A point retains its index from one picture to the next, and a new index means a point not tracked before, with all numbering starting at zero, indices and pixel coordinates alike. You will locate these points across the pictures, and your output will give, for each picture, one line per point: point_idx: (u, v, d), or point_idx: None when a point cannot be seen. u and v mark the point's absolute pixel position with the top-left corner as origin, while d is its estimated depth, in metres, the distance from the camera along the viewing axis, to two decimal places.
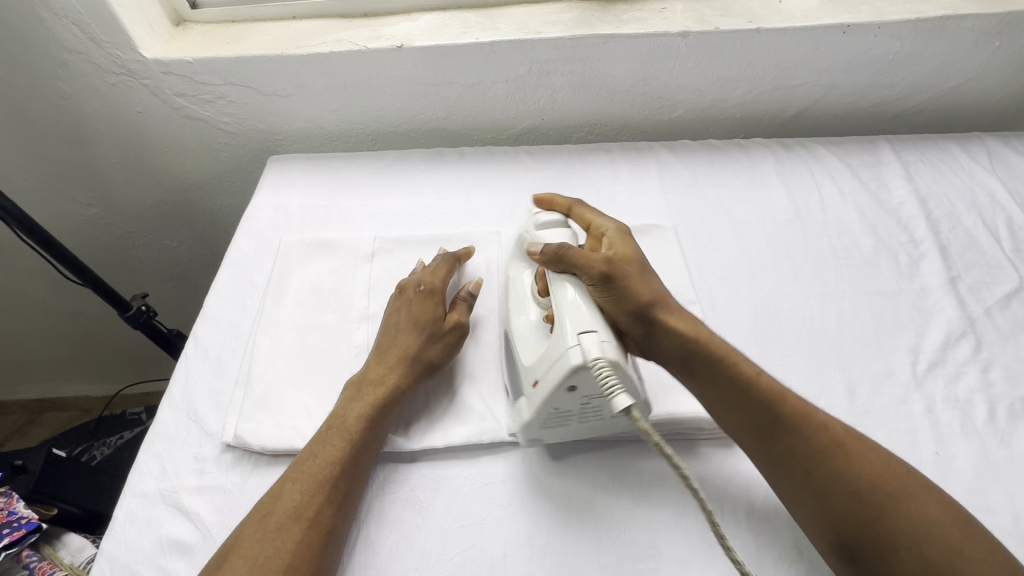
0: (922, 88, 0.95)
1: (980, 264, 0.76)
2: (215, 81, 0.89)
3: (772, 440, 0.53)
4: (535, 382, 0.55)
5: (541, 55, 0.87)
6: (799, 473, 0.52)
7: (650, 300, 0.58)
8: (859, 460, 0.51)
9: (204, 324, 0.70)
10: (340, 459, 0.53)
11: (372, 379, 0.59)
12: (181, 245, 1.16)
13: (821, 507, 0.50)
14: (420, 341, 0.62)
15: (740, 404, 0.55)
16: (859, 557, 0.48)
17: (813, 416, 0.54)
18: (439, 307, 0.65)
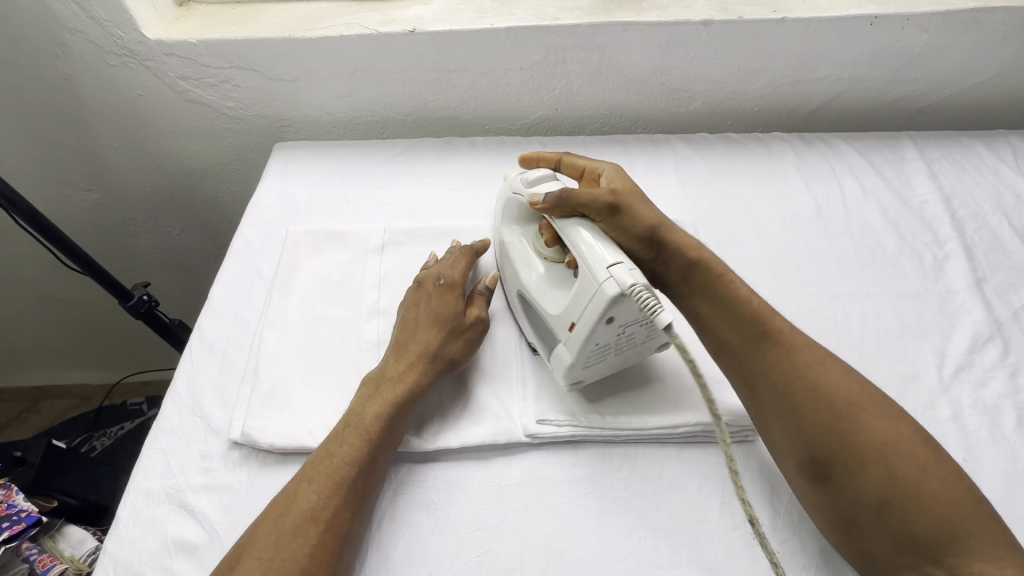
0: (947, 83, 0.92)
1: (1006, 265, 0.74)
2: (219, 64, 0.86)
3: (761, 350, 0.54)
4: (571, 326, 0.54)
5: (558, 43, 0.84)
6: (780, 386, 0.52)
7: (654, 221, 0.58)
8: (837, 377, 0.52)
9: (208, 317, 0.68)
10: (358, 459, 0.52)
11: (390, 376, 0.57)
12: (183, 232, 1.14)
13: (812, 446, 0.50)
14: (441, 336, 0.60)
15: (737, 325, 0.55)
16: (851, 507, 0.48)
17: (812, 371, 0.52)
18: (458, 302, 0.63)
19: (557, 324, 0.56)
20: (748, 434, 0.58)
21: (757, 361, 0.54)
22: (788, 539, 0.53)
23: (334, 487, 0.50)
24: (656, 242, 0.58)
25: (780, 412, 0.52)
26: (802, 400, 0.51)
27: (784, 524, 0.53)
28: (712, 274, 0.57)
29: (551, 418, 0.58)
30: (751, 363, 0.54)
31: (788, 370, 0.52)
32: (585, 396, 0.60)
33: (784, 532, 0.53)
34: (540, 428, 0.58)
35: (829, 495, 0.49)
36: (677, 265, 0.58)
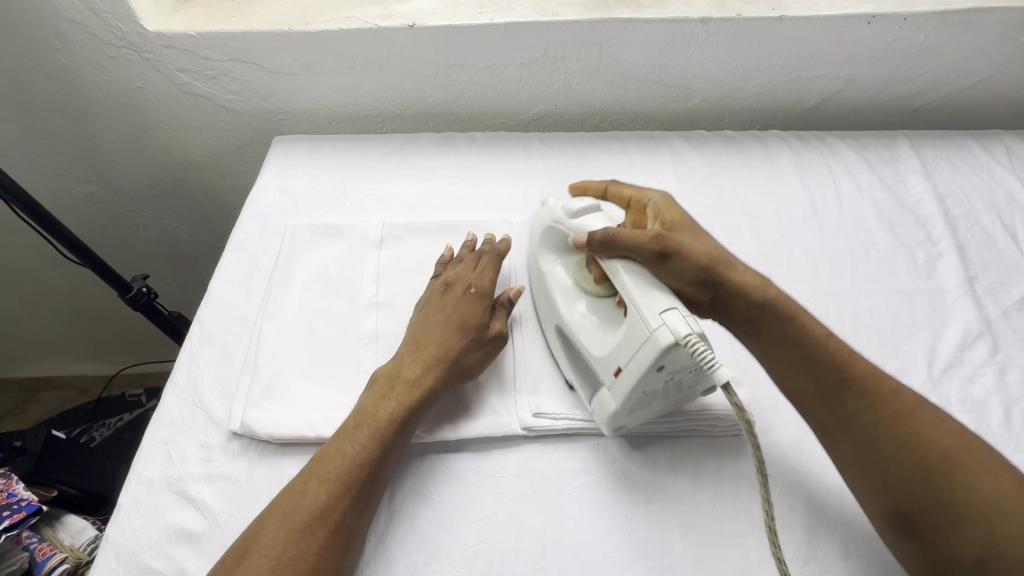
0: (944, 82, 0.93)
1: (998, 264, 0.75)
2: (218, 57, 0.86)
3: (839, 401, 0.53)
4: (619, 371, 0.53)
5: (557, 39, 0.84)
6: (869, 438, 0.51)
7: (717, 268, 0.56)
8: (932, 428, 0.50)
9: (208, 309, 0.69)
10: (367, 459, 0.52)
11: (406, 379, 0.57)
12: (182, 225, 1.14)
13: (865, 418, 0.52)
14: (462, 345, 0.60)
15: (814, 368, 0.54)
16: (922, 524, 0.48)
17: (885, 382, 0.53)
18: (484, 312, 0.64)
19: (602, 365, 0.55)
20: (741, 428, 0.59)
21: (839, 412, 0.53)
22: (777, 531, 0.54)
23: (342, 487, 0.50)
24: (712, 281, 0.56)
25: (834, 386, 0.53)
26: (864, 380, 0.53)
27: (774, 515, 0.54)
28: (782, 317, 0.56)
29: (548, 412, 0.59)
30: (835, 414, 0.53)
31: (873, 419, 0.51)
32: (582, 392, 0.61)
33: None
34: (536, 422, 0.58)
35: (917, 549, 0.48)
36: (741, 307, 0.57)
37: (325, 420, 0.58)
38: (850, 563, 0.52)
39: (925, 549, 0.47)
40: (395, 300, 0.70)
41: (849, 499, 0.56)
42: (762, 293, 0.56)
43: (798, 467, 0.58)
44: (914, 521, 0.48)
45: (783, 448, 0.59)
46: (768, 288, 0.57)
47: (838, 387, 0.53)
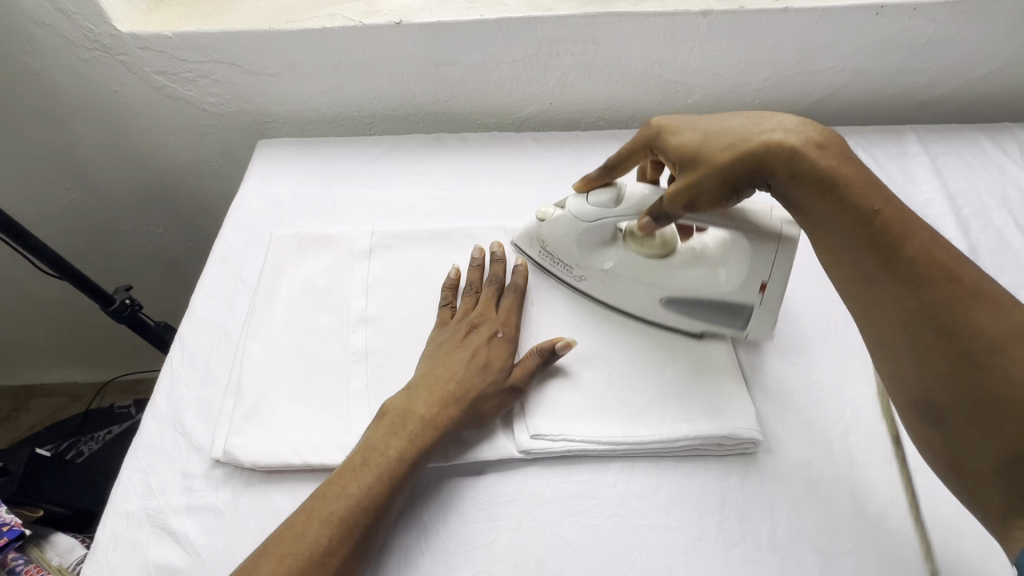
0: (954, 74, 0.89)
1: (1012, 266, 0.72)
2: (197, 59, 0.82)
3: (874, 288, 0.50)
4: (764, 287, 0.58)
5: (551, 35, 0.81)
6: (902, 327, 0.48)
7: (740, 160, 0.53)
8: (980, 313, 0.45)
9: (190, 327, 0.66)
10: (375, 498, 0.49)
11: (419, 416, 0.53)
12: (167, 232, 1.10)
13: (905, 305, 0.48)
14: (482, 386, 0.56)
15: (851, 254, 0.51)
16: (947, 415, 0.46)
17: (934, 262, 0.47)
18: (508, 355, 0.59)
19: (745, 295, 0.59)
20: (748, 446, 0.57)
21: (872, 299, 0.50)
22: (787, 557, 0.51)
23: (346, 530, 0.47)
24: (755, 180, 0.54)
25: (876, 270, 0.49)
26: (910, 260, 0.48)
27: (784, 540, 0.52)
28: (823, 187, 0.51)
29: (546, 433, 0.56)
30: (867, 304, 0.51)
31: (905, 306, 0.48)
32: (587, 409, 0.58)
33: (784, 549, 0.52)
34: (533, 443, 0.56)
35: (942, 435, 0.48)
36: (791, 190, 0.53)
37: (312, 445, 0.56)
38: None
39: (951, 442, 0.47)
40: (385, 315, 0.67)
41: (861, 521, 0.53)
42: (799, 166, 0.51)
43: (808, 487, 0.55)
44: (941, 415, 0.47)
45: (792, 467, 0.56)
46: (804, 156, 0.51)
47: (880, 270, 0.49)
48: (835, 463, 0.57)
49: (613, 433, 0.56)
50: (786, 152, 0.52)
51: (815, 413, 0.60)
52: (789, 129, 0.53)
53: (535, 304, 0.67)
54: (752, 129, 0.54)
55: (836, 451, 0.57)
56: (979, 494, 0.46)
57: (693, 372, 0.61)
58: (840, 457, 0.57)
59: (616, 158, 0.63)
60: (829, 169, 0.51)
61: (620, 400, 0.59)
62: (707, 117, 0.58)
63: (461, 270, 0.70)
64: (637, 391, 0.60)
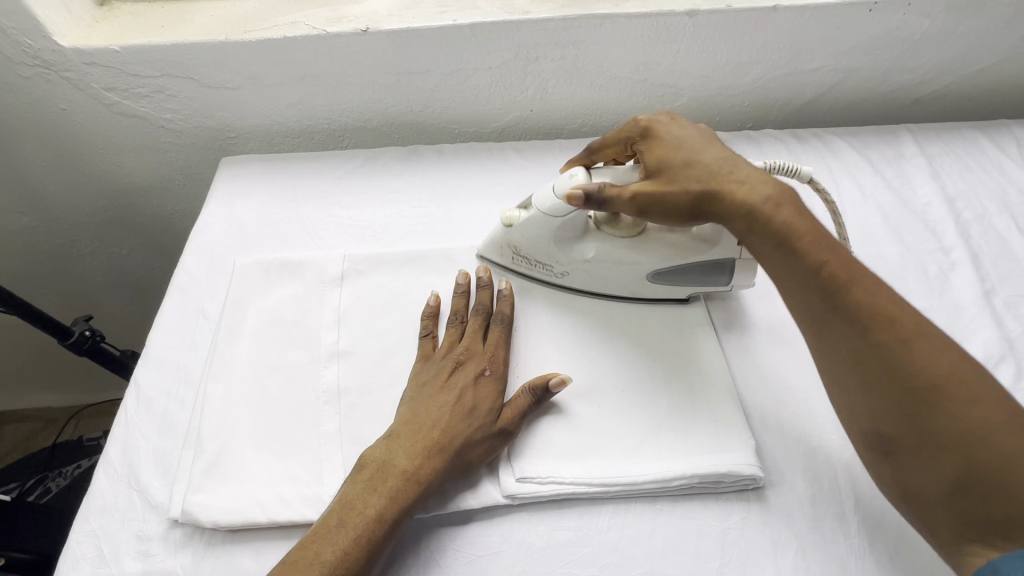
0: (949, 70, 0.86)
1: (1015, 274, 0.69)
2: (149, 73, 0.76)
3: (821, 323, 0.47)
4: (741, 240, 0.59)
5: (529, 39, 0.76)
6: (847, 364, 0.46)
7: (701, 188, 0.53)
8: (927, 355, 0.43)
9: (146, 369, 0.61)
10: (350, 563, 0.44)
11: (401, 469, 0.48)
12: (133, 253, 1.04)
13: (851, 343, 0.45)
14: (470, 433, 0.51)
15: (797, 288, 0.49)
16: (894, 450, 0.44)
17: (883, 304, 0.45)
18: (498, 396, 0.54)
19: (727, 250, 0.60)
20: (749, 483, 0.53)
21: (819, 333, 0.48)
22: None
23: None
24: (705, 214, 0.54)
25: (822, 311, 0.47)
26: (856, 301, 0.46)
27: None
28: (771, 230, 0.50)
29: (533, 476, 0.52)
30: (815, 340, 0.48)
31: (848, 345, 0.45)
32: (578, 448, 0.54)
33: None
34: (519, 487, 0.52)
35: (892, 471, 0.44)
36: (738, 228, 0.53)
37: (279, 500, 0.51)
38: None
39: (903, 480, 0.44)
40: (358, 348, 0.62)
41: (870, 560, 0.50)
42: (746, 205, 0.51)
43: (813, 524, 0.52)
44: (889, 451, 0.44)
45: (796, 503, 0.53)
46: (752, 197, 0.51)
47: (826, 307, 0.47)
48: (841, 496, 0.53)
49: (605, 473, 0.53)
50: (737, 193, 0.52)
51: (818, 441, 0.56)
52: (750, 172, 0.53)
53: (523, 332, 0.62)
54: (716, 161, 0.54)
55: (841, 483, 0.54)
56: (934, 534, 0.43)
57: (688, 401, 0.58)
58: (846, 489, 0.54)
59: (601, 143, 0.65)
60: (774, 213, 0.50)
61: (613, 436, 0.55)
62: (695, 133, 0.58)
63: (441, 296, 0.65)
64: (631, 425, 0.56)
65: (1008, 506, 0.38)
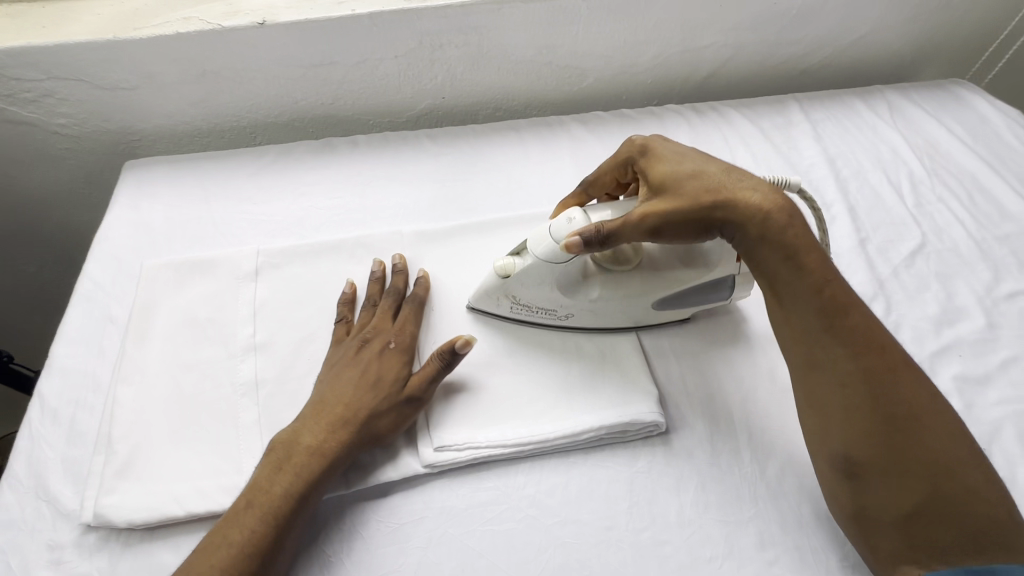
0: (827, 42, 0.93)
1: (886, 222, 0.77)
2: (34, 76, 0.73)
3: (815, 344, 0.49)
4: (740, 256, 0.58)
5: (430, 27, 0.77)
6: (838, 384, 0.48)
7: (711, 200, 0.52)
8: (905, 386, 0.47)
9: (50, 380, 0.59)
10: (259, 539, 0.46)
11: (306, 446, 0.50)
12: (41, 269, 0.99)
13: (843, 366, 0.48)
14: (374, 404, 0.53)
15: (800, 309, 0.50)
16: (865, 472, 0.47)
17: (876, 334, 0.49)
18: (403, 367, 0.56)
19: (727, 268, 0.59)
20: (653, 429, 0.57)
21: (813, 354, 0.49)
22: (695, 532, 0.52)
23: None
24: (713, 228, 0.53)
25: (821, 330, 0.49)
26: (855, 325, 0.49)
27: (691, 516, 0.53)
28: (787, 247, 0.50)
29: (450, 444, 0.54)
30: (806, 358, 0.50)
31: (843, 366, 0.48)
32: (492, 414, 0.57)
33: (692, 525, 0.53)
34: (437, 455, 0.54)
35: (851, 490, 0.48)
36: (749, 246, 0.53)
37: (197, 493, 0.51)
38: (767, 553, 0.52)
39: (860, 498, 0.47)
40: (275, 340, 0.62)
41: (762, 485, 0.55)
42: (761, 218, 0.51)
43: (713, 459, 0.56)
44: (857, 471, 0.47)
45: (697, 443, 0.57)
46: (769, 210, 0.51)
47: (823, 330, 0.49)
48: (736, 433, 0.58)
49: (518, 433, 0.55)
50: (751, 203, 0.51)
51: (716, 386, 0.61)
52: (757, 181, 0.53)
53: (438, 312, 0.64)
54: (727, 170, 0.54)
55: (736, 420, 0.59)
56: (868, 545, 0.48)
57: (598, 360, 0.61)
58: (740, 426, 0.59)
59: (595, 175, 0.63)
60: (792, 231, 0.50)
61: (526, 397, 0.58)
62: (694, 151, 0.57)
63: (357, 283, 0.66)
64: (544, 388, 0.59)
65: (957, 528, 0.43)
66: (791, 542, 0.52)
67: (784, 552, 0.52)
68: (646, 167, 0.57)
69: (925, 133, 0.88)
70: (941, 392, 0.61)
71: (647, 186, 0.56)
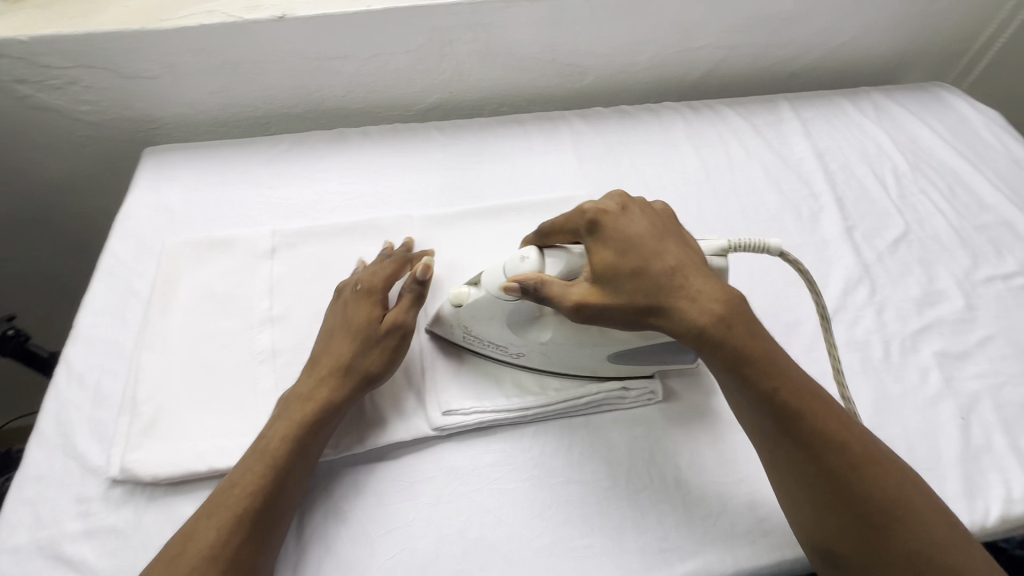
0: (815, 45, 0.98)
1: (872, 212, 0.81)
2: (62, 63, 0.76)
3: (774, 445, 0.49)
4: None
5: (440, 23, 0.81)
6: (806, 485, 0.48)
7: (646, 303, 0.49)
8: (872, 482, 0.46)
9: (76, 347, 0.62)
10: (261, 482, 0.49)
11: (300, 395, 0.54)
12: (55, 256, 1.02)
13: (805, 469, 0.47)
14: (354, 349, 0.56)
15: (752, 412, 0.49)
16: (843, 563, 0.47)
17: (832, 433, 0.47)
18: (376, 309, 0.59)
19: None
20: (650, 397, 0.60)
21: (773, 452, 0.49)
22: (691, 492, 0.55)
23: (234, 520, 0.47)
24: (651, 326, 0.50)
25: (778, 436, 0.48)
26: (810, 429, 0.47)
27: (686, 477, 0.56)
28: (736, 356, 0.48)
29: (457, 408, 0.57)
30: (769, 459, 0.50)
31: (803, 468, 0.48)
32: (497, 380, 0.60)
33: (687, 486, 0.55)
34: (445, 419, 0.57)
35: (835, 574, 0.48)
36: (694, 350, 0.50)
37: (219, 451, 0.54)
38: (758, 511, 0.54)
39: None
40: (292, 313, 0.65)
41: (754, 449, 0.58)
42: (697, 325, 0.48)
43: (707, 426, 0.59)
44: (837, 560, 0.47)
45: (694, 410, 0.60)
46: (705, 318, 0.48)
47: (778, 435, 0.48)
48: None
49: (522, 399, 0.58)
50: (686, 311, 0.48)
51: None
52: (708, 283, 0.49)
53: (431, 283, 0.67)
54: (671, 267, 0.49)
55: None
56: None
57: None
58: None
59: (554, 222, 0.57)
60: (735, 344, 0.48)
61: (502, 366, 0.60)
62: (643, 236, 0.51)
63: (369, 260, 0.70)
64: None
65: None
66: None
67: (775, 510, 0.54)
68: (589, 246, 0.52)
69: (909, 131, 0.93)
70: (922, 366, 0.65)
71: (586, 269, 0.51)
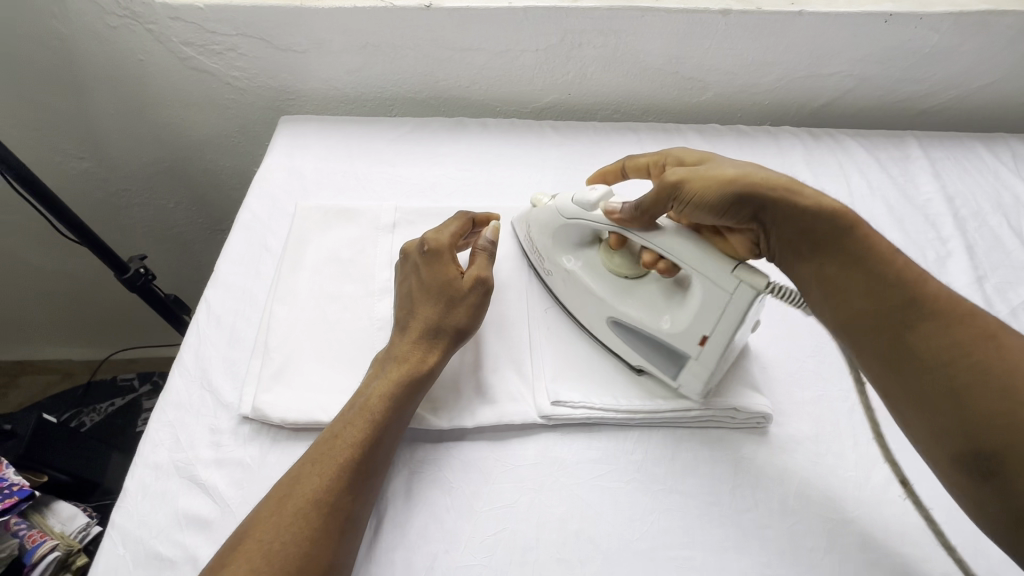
0: (950, 85, 0.94)
1: (1005, 264, 0.76)
2: (226, 31, 0.83)
3: (900, 331, 0.48)
4: (705, 340, 0.54)
5: (575, 26, 0.83)
6: (934, 363, 0.46)
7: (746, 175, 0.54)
8: (1014, 351, 0.45)
9: (215, 291, 0.67)
10: (359, 435, 0.51)
11: (396, 355, 0.56)
12: (178, 207, 1.10)
13: (933, 345, 0.47)
14: (439, 310, 0.58)
15: (864, 290, 0.50)
16: (999, 464, 0.42)
17: (954, 305, 0.48)
18: (453, 268, 0.60)
19: (689, 336, 0.55)
20: (759, 421, 0.59)
21: (899, 337, 0.48)
22: (798, 522, 0.53)
23: (337, 469, 0.49)
24: (746, 201, 0.53)
25: (893, 309, 0.49)
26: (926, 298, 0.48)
27: (794, 507, 0.54)
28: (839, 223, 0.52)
29: (567, 401, 0.58)
30: (890, 345, 0.49)
31: (931, 336, 0.47)
32: (602, 379, 0.60)
33: (795, 515, 0.54)
34: (554, 410, 0.57)
35: (993, 488, 0.43)
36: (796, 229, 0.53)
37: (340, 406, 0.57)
38: (870, 556, 0.52)
39: (1008, 500, 0.42)
40: None
41: (868, 491, 0.55)
42: (801, 196, 0.52)
43: (817, 459, 0.57)
44: (993, 461, 0.43)
45: (804, 442, 0.58)
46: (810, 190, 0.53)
47: (899, 311, 0.49)
48: (845, 440, 0.59)
49: (630, 402, 0.58)
50: (788, 185, 0.53)
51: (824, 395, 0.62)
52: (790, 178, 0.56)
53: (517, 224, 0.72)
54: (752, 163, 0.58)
55: (842, 428, 0.59)
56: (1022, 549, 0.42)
57: None
58: (847, 434, 0.59)
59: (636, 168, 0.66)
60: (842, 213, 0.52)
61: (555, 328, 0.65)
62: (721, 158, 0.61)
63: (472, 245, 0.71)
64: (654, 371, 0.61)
65: None
66: (896, 549, 0.52)
67: (888, 557, 0.52)
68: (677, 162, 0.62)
69: None
70: None
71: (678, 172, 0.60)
